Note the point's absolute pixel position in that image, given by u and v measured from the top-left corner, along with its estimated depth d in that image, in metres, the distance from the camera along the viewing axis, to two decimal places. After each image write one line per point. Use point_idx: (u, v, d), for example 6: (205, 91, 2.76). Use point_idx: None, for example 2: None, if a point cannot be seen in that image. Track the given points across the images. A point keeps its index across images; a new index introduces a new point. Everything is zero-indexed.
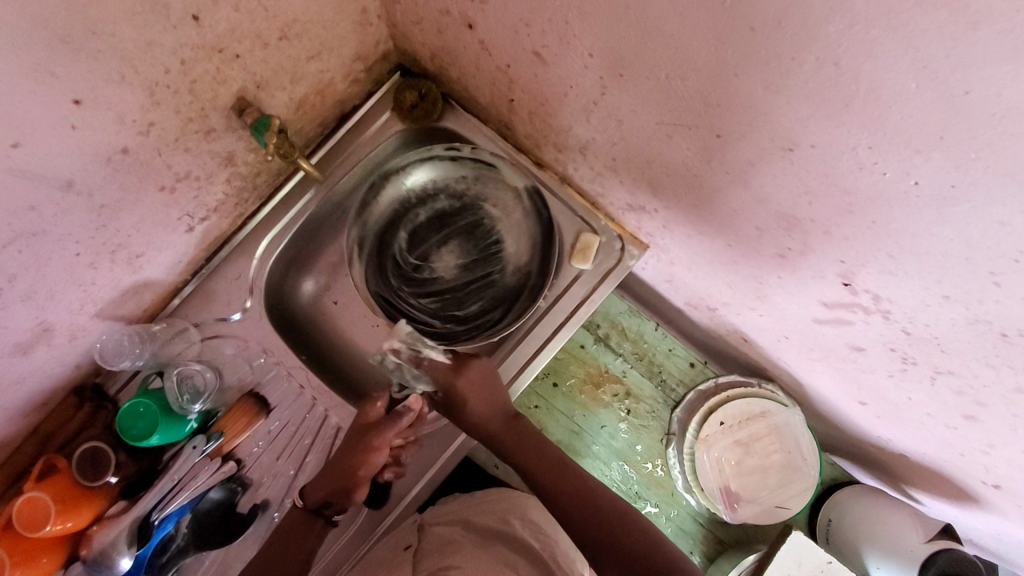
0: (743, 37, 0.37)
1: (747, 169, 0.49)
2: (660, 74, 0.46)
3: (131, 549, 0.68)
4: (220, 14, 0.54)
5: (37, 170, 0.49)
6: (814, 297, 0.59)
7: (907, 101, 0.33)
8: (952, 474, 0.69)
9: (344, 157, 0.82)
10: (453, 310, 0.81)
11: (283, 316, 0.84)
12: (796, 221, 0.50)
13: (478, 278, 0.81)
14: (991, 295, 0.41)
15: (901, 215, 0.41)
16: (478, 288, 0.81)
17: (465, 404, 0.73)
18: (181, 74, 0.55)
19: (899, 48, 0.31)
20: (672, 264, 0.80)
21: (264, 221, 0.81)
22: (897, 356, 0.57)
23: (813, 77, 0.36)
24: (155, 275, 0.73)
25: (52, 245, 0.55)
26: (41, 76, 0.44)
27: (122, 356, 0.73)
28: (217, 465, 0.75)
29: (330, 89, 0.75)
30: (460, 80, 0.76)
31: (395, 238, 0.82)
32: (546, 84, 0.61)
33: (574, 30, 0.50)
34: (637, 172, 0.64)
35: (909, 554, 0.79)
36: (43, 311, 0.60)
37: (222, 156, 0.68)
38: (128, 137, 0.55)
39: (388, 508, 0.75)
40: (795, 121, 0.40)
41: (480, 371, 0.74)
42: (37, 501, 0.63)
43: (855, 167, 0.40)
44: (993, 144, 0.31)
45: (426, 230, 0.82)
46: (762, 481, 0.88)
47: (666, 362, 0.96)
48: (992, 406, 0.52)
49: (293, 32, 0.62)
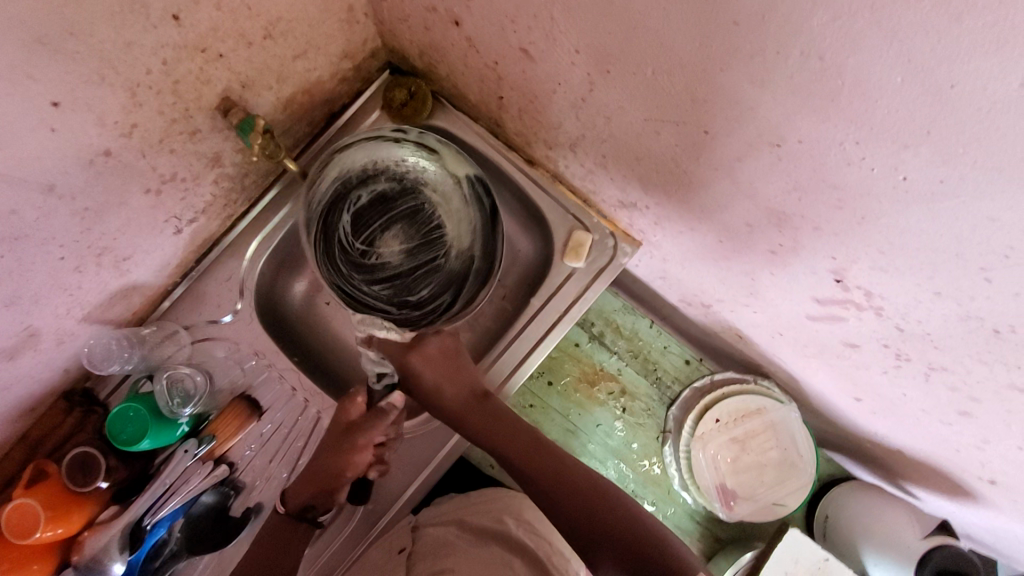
0: (728, 31, 0.37)
1: (736, 165, 0.48)
2: (647, 71, 0.46)
3: (123, 555, 0.68)
4: (202, 14, 0.53)
5: (16, 174, 0.48)
6: (807, 293, 0.58)
7: (893, 95, 0.32)
8: (948, 469, 0.68)
9: (333, 157, 0.81)
10: (406, 297, 0.78)
11: (274, 318, 0.83)
12: (787, 217, 0.49)
13: (426, 263, 0.78)
14: (983, 291, 0.40)
15: (891, 210, 0.40)
16: (427, 273, 0.78)
17: (441, 385, 0.73)
18: (163, 75, 0.54)
19: (883, 42, 0.30)
20: (665, 260, 0.79)
21: (253, 222, 0.80)
22: (891, 352, 0.57)
23: (799, 71, 0.35)
24: (143, 278, 0.72)
25: (34, 249, 0.55)
26: (17, 79, 0.43)
27: (111, 360, 0.71)
28: (209, 469, 0.74)
29: (318, 88, 0.74)
30: (449, 78, 0.75)
31: (335, 221, 0.76)
32: (534, 81, 0.60)
33: (560, 26, 0.49)
34: (627, 169, 0.64)
35: (907, 549, 0.79)
36: (28, 317, 0.59)
37: (208, 158, 0.67)
38: (110, 139, 0.54)
39: (383, 509, 0.74)
40: (782, 116, 0.40)
41: (438, 348, 0.76)
42: (26, 508, 0.62)
43: (843, 162, 0.39)
44: (980, 138, 0.31)
45: (371, 213, 0.77)
46: (759, 478, 0.87)
47: (661, 359, 0.96)
48: (985, 402, 0.52)
49: (277, 31, 0.62)
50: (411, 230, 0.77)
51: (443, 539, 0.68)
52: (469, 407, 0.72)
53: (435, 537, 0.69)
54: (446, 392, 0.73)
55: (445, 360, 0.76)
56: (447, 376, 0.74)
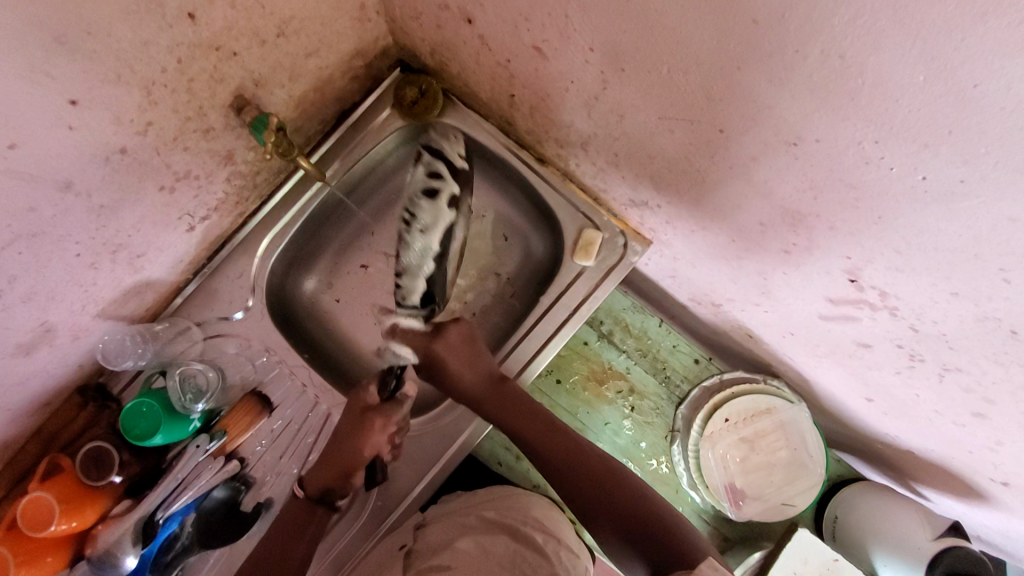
0: (746, 30, 0.36)
1: (752, 164, 0.48)
2: (662, 69, 0.46)
3: (136, 548, 0.68)
4: (216, 12, 0.53)
5: (35, 171, 0.49)
6: (820, 293, 0.58)
7: (914, 95, 0.32)
8: (960, 471, 0.68)
9: (345, 153, 0.81)
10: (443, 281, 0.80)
11: (285, 315, 0.84)
12: (802, 217, 0.49)
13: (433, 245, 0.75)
14: (1001, 292, 0.40)
15: (909, 211, 0.40)
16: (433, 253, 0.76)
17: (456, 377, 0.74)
18: (178, 73, 0.55)
19: (905, 42, 0.30)
20: (676, 259, 0.79)
21: (265, 219, 0.80)
22: (905, 353, 0.56)
23: (818, 71, 0.35)
24: (157, 274, 0.73)
25: (52, 245, 0.55)
26: (36, 77, 0.43)
27: (125, 356, 0.73)
28: (220, 464, 0.74)
29: (329, 86, 0.75)
30: (461, 75, 0.75)
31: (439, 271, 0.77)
32: (547, 79, 0.60)
33: (574, 24, 0.49)
34: (639, 168, 0.64)
35: (918, 551, 0.78)
36: (45, 313, 0.60)
37: (221, 155, 0.68)
38: (126, 137, 0.55)
39: (392, 506, 0.76)
40: (799, 115, 0.39)
41: (458, 335, 0.76)
42: (41, 501, 0.63)
43: (861, 162, 0.39)
44: (1001, 139, 0.31)
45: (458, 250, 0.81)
46: (768, 478, 0.86)
47: (670, 358, 0.95)
48: (1001, 403, 0.52)
49: (290, 29, 0.62)
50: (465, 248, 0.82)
51: (446, 536, 0.69)
52: (483, 394, 0.73)
53: (438, 535, 0.69)
54: (464, 377, 0.74)
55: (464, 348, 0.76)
56: (449, 361, 0.75)
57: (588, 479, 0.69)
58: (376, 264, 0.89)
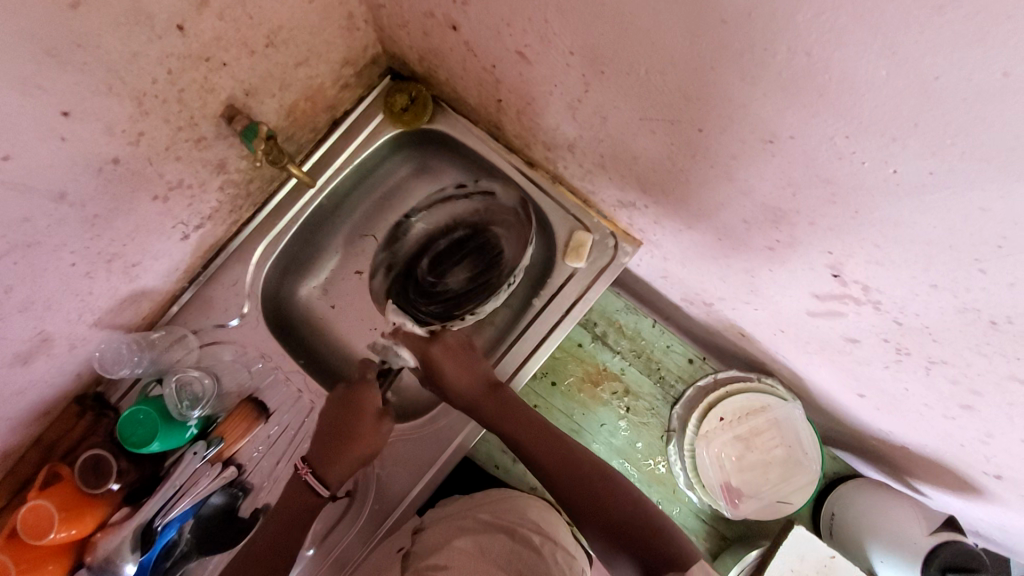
0: (717, 31, 0.37)
1: (731, 162, 0.49)
2: (640, 71, 0.46)
3: (134, 555, 0.69)
4: (205, 23, 0.54)
5: (28, 182, 0.49)
6: (805, 289, 0.58)
7: (879, 89, 0.33)
8: (954, 465, 0.68)
9: (337, 160, 0.82)
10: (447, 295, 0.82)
11: (280, 322, 0.85)
12: (782, 213, 0.50)
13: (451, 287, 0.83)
14: (977, 283, 0.41)
15: (883, 204, 0.40)
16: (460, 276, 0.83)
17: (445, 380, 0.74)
18: (169, 83, 0.56)
19: (867, 37, 0.31)
20: (666, 260, 0.79)
21: (259, 228, 0.81)
22: (892, 347, 0.57)
23: (788, 68, 0.36)
24: (153, 283, 0.74)
25: (46, 255, 0.56)
26: (28, 90, 0.45)
27: (121, 364, 0.74)
28: (218, 470, 0.75)
29: (320, 94, 0.76)
30: (449, 82, 0.76)
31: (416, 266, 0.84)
32: (531, 83, 0.61)
33: (553, 29, 0.50)
34: (625, 170, 0.65)
35: (913, 546, 0.78)
36: (41, 322, 0.61)
37: (214, 164, 0.69)
38: (118, 147, 0.56)
39: (389, 509, 0.75)
40: (772, 113, 0.40)
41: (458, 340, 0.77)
42: (41, 509, 0.63)
43: (834, 157, 0.40)
44: (965, 129, 0.31)
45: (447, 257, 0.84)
46: (765, 476, 0.87)
47: (664, 358, 0.96)
48: (986, 394, 0.52)
49: (279, 39, 0.63)
50: (482, 262, 0.83)
51: (443, 538, 0.69)
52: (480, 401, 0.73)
53: (434, 537, 0.70)
54: (461, 382, 0.74)
55: (464, 355, 0.76)
56: (449, 367, 0.74)
57: (576, 486, 0.69)
58: (370, 271, 0.89)
